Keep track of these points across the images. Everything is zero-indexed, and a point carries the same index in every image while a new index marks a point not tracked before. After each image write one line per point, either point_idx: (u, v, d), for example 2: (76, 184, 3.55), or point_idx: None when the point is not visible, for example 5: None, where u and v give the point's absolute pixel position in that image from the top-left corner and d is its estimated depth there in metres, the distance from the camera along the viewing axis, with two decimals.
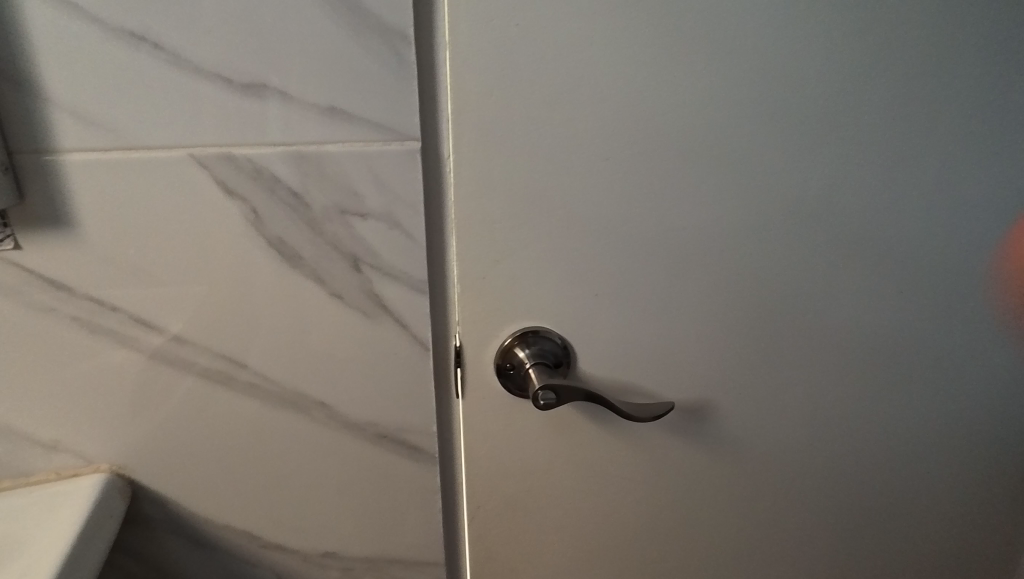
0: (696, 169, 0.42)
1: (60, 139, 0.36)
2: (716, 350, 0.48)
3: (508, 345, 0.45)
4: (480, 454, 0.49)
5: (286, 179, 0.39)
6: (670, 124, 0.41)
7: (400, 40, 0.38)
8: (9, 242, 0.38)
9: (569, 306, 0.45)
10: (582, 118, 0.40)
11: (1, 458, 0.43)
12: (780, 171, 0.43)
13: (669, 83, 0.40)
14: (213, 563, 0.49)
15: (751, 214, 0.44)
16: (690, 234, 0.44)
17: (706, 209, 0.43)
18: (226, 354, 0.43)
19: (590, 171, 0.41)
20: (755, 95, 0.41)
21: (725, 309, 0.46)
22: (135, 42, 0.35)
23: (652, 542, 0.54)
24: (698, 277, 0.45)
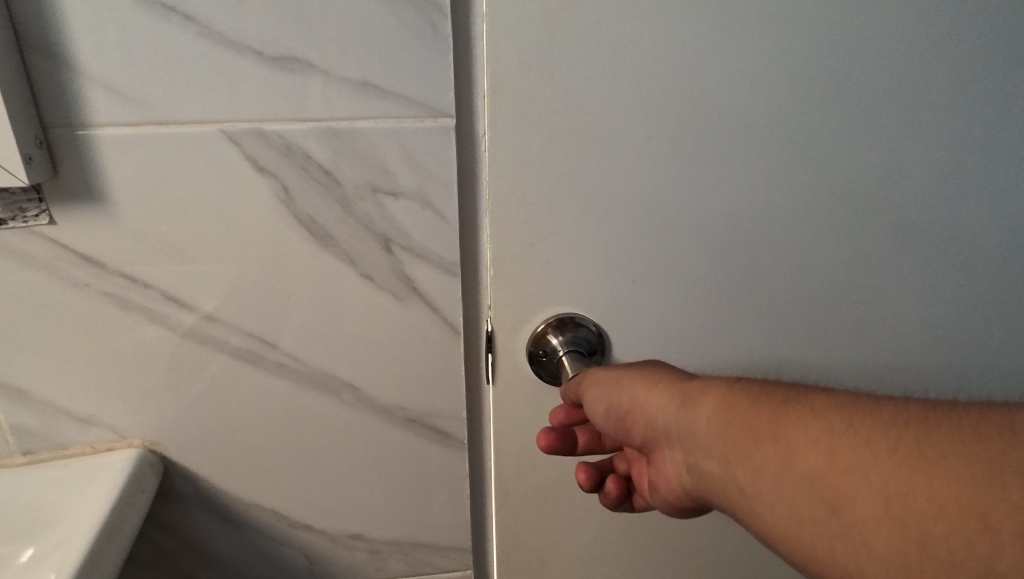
0: (745, 149, 0.40)
1: (93, 114, 0.36)
2: (760, 341, 0.45)
3: (541, 332, 0.44)
4: (510, 441, 0.48)
5: (318, 156, 0.38)
6: (719, 101, 0.38)
7: (435, 10, 0.36)
8: (45, 217, 0.38)
9: (607, 292, 0.43)
10: (625, 93, 0.38)
11: (39, 431, 0.44)
12: (834, 152, 0.40)
13: (721, 56, 0.37)
14: (242, 539, 0.50)
15: (803, 196, 0.41)
16: (736, 219, 0.41)
17: (754, 191, 0.41)
18: (256, 333, 0.43)
19: (634, 151, 0.39)
20: (810, 70, 0.38)
21: (770, 298, 0.44)
22: (167, 14, 0.35)
23: (686, 536, 0.52)
24: (744, 265, 0.43)
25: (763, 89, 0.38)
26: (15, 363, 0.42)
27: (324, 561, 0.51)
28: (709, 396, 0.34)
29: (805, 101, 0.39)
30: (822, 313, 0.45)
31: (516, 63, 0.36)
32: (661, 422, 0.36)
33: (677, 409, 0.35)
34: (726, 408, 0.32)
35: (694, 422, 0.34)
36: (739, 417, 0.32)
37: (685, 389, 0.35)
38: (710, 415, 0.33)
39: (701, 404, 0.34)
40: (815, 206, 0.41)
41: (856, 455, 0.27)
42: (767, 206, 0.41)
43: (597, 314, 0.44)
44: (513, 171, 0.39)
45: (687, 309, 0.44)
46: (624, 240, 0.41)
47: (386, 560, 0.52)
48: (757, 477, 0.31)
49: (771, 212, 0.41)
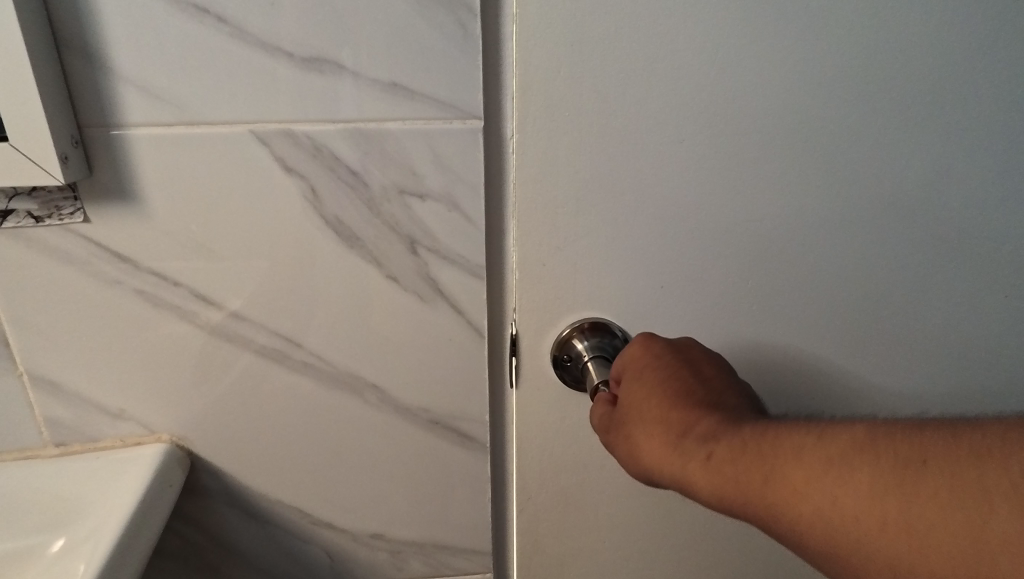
0: (780, 153, 0.38)
1: (127, 114, 0.36)
2: (792, 350, 0.44)
3: (566, 337, 0.43)
4: (532, 446, 0.47)
5: (346, 157, 0.38)
6: (754, 104, 0.37)
7: (465, 11, 0.36)
8: (80, 215, 0.39)
9: (634, 297, 0.42)
10: (657, 95, 0.37)
11: (72, 423, 0.45)
12: (873, 157, 0.39)
13: (755, 57, 0.36)
14: (265, 535, 0.50)
15: (839, 202, 0.40)
16: (769, 224, 0.40)
17: (789, 196, 0.40)
18: (282, 332, 0.43)
19: (664, 154, 0.38)
20: (849, 73, 0.37)
21: (803, 306, 0.43)
22: (200, 15, 0.35)
23: (710, 547, 0.51)
24: (776, 272, 0.42)
25: (799, 92, 0.37)
26: (50, 357, 0.42)
27: (346, 559, 0.52)
28: (706, 453, 0.32)
29: (843, 104, 0.37)
30: (858, 323, 0.43)
31: (545, 64, 0.36)
32: (662, 477, 0.34)
33: (673, 466, 0.33)
34: (726, 471, 0.31)
35: (692, 482, 0.32)
36: (743, 481, 0.30)
37: (679, 437, 0.33)
38: (710, 480, 0.31)
39: (699, 463, 0.32)
40: (852, 212, 0.40)
41: (865, 528, 0.27)
42: (801, 211, 0.40)
43: (624, 319, 0.43)
44: (541, 174, 0.39)
45: (716, 316, 0.43)
46: (653, 245, 0.41)
47: (407, 561, 0.52)
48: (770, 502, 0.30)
49: (805, 218, 0.40)
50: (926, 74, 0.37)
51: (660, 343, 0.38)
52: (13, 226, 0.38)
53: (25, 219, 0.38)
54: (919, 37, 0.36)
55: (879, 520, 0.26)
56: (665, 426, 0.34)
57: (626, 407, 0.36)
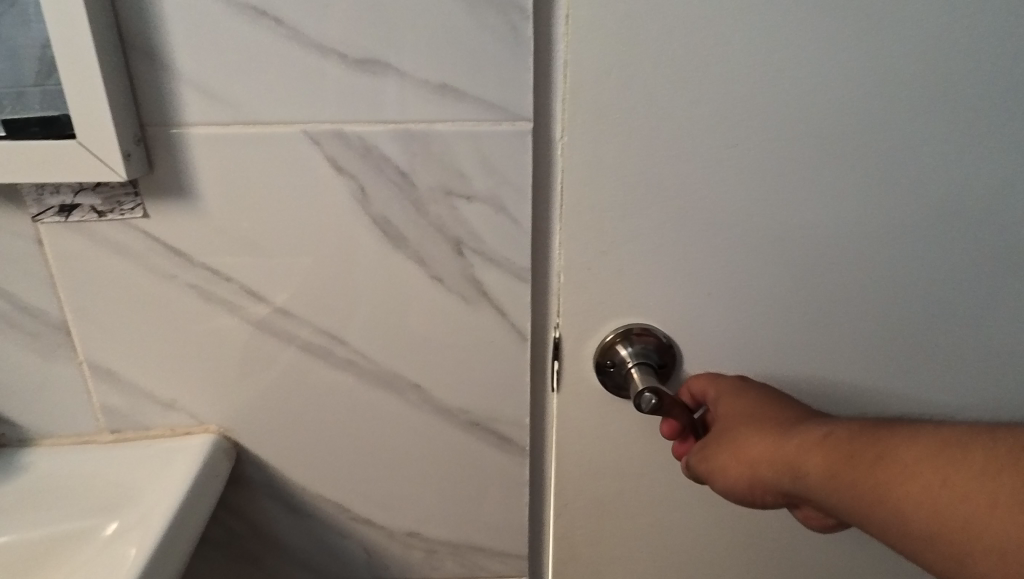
0: (838, 159, 0.37)
1: (186, 114, 0.37)
2: (844, 362, 0.42)
3: (610, 342, 0.43)
4: (572, 451, 0.47)
5: (395, 158, 0.38)
6: (813, 108, 0.36)
7: (517, 13, 0.35)
8: (140, 210, 0.40)
9: (680, 304, 0.41)
10: (711, 98, 0.36)
11: (126, 411, 0.46)
12: (938, 165, 0.37)
13: (815, 59, 0.35)
14: (304, 528, 0.51)
15: (901, 210, 0.38)
16: (825, 231, 0.39)
17: (847, 204, 0.38)
18: (326, 329, 0.44)
19: (716, 158, 0.37)
20: (917, 75, 0.35)
21: (859, 318, 0.41)
22: (258, 18, 0.36)
23: (751, 562, 0.50)
24: (831, 282, 0.40)
25: (863, 95, 0.36)
26: (108, 346, 0.44)
27: (383, 556, 0.52)
28: (819, 436, 0.34)
29: (909, 108, 0.36)
30: (916, 335, 0.42)
31: (596, 67, 0.35)
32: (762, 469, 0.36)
33: (780, 448, 0.35)
34: (837, 449, 0.33)
35: (800, 460, 0.34)
36: (853, 460, 0.32)
37: (789, 429, 0.36)
38: (819, 461, 0.33)
39: (809, 448, 0.34)
40: (915, 221, 0.38)
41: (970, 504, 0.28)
42: (860, 219, 0.39)
43: (668, 326, 0.42)
44: (589, 177, 0.38)
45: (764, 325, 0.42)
46: (701, 251, 0.40)
47: (443, 560, 0.52)
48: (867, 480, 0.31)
49: (863, 227, 0.39)
50: (999, 78, 0.35)
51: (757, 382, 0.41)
52: (77, 220, 0.40)
53: (88, 213, 0.40)
54: (994, 38, 0.35)
55: (993, 491, 0.28)
56: (774, 423, 0.37)
57: (729, 417, 0.39)
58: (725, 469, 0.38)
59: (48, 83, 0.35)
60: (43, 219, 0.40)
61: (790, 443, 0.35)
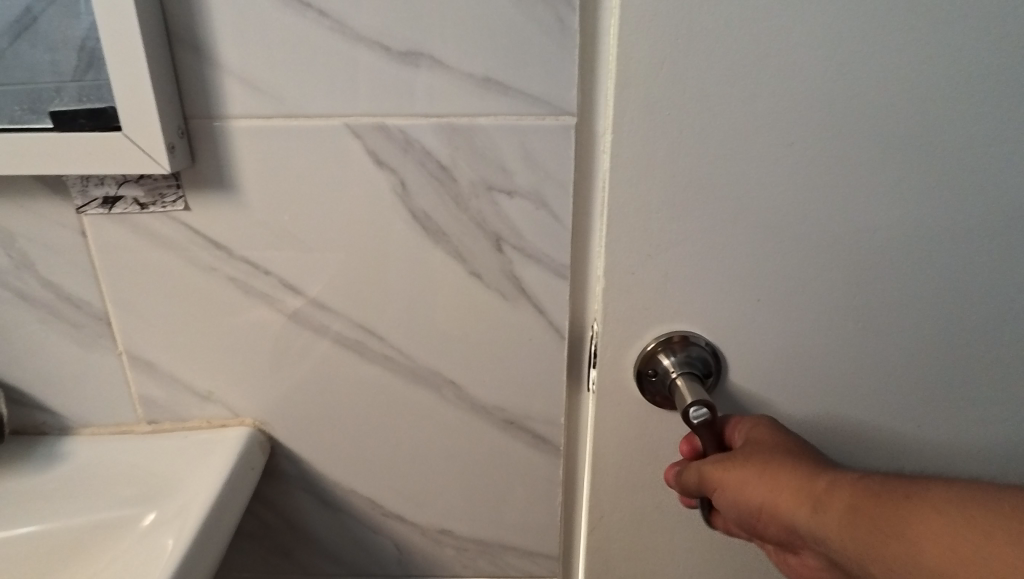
0: (905, 161, 0.35)
1: (230, 106, 0.37)
2: (902, 381, 0.40)
3: (651, 351, 0.41)
4: (609, 464, 0.45)
5: (437, 152, 0.38)
6: (877, 105, 0.34)
7: (564, 4, 0.35)
8: (181, 203, 0.40)
9: (729, 312, 0.39)
10: (768, 94, 0.34)
11: (164, 403, 0.47)
12: (1014, 165, 0.35)
13: (882, 54, 0.33)
14: (337, 523, 0.51)
15: (971, 217, 0.36)
16: (887, 239, 0.36)
17: (912, 207, 0.36)
18: (364, 324, 0.43)
19: (772, 157, 0.35)
20: (993, 68, 0.33)
21: (920, 328, 0.39)
22: (302, 10, 0.35)
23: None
24: (891, 290, 0.38)
25: (937, 93, 0.33)
26: (147, 338, 0.44)
27: (415, 553, 0.52)
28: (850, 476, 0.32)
29: (982, 106, 0.34)
30: (983, 353, 0.39)
31: (647, 62, 0.34)
32: (781, 499, 0.34)
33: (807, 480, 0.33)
34: (870, 490, 0.31)
35: (828, 493, 0.32)
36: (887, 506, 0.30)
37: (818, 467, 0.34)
38: (847, 497, 0.31)
39: (838, 485, 0.32)
40: (987, 228, 0.36)
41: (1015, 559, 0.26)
42: (926, 227, 0.36)
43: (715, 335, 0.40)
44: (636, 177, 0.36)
45: (820, 339, 0.39)
46: (752, 258, 0.38)
47: (474, 559, 0.52)
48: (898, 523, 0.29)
49: (929, 234, 0.36)
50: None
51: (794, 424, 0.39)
52: (120, 212, 0.40)
53: (131, 205, 0.40)
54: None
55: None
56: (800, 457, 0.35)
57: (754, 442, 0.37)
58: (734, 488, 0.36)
59: (87, 78, 0.36)
60: (88, 210, 0.40)
61: (818, 479, 0.33)
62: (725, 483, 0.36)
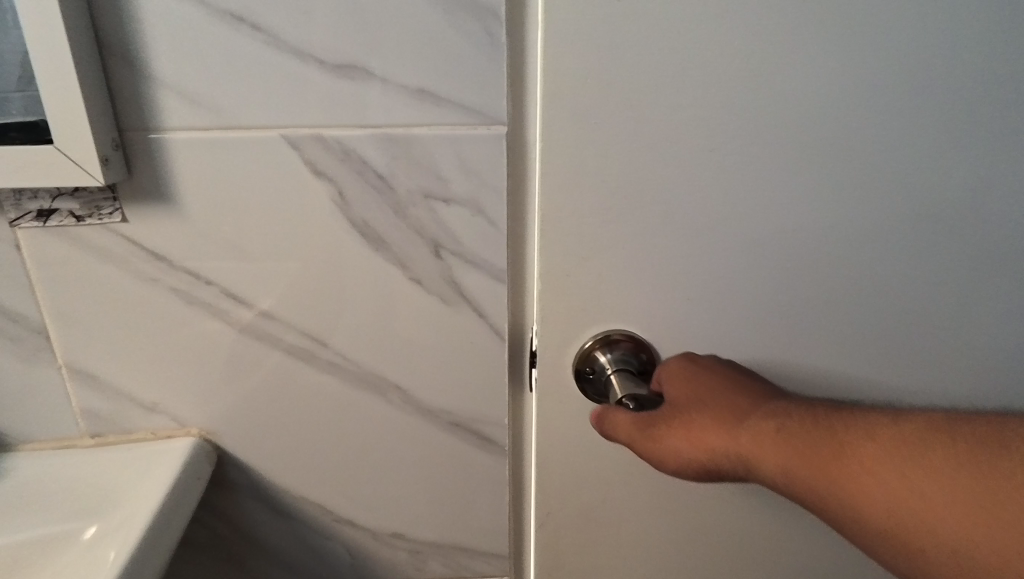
0: (815, 167, 0.37)
1: (165, 118, 0.38)
2: (824, 374, 0.42)
3: (588, 349, 0.42)
4: (555, 460, 0.47)
5: (374, 161, 0.39)
6: (790, 113, 0.36)
7: (492, 18, 0.36)
8: (119, 215, 0.40)
9: (661, 311, 0.41)
10: (688, 104, 0.36)
11: (107, 415, 0.46)
12: (917, 170, 0.37)
13: (790, 67, 0.35)
14: (289, 531, 0.51)
15: (878, 219, 0.38)
16: (803, 239, 0.39)
17: (825, 209, 0.38)
18: (309, 332, 0.44)
19: (693, 164, 0.37)
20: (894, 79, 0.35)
21: (840, 324, 0.41)
22: (235, 23, 0.36)
23: (734, 570, 0.50)
24: (811, 289, 0.40)
25: (841, 102, 0.35)
26: (88, 350, 0.44)
27: (367, 558, 0.52)
28: (772, 430, 0.36)
29: (884, 114, 0.36)
30: (897, 347, 0.41)
31: (571, 74, 0.35)
32: (722, 462, 0.38)
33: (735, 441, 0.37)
34: (794, 448, 0.35)
35: (758, 454, 0.36)
36: (823, 454, 0.34)
37: (743, 420, 0.37)
38: (775, 456, 0.35)
39: (764, 442, 0.36)
40: (893, 229, 0.38)
41: (920, 513, 0.30)
42: (838, 228, 0.38)
43: (648, 333, 0.42)
44: (566, 184, 0.38)
45: (745, 334, 0.41)
46: (681, 259, 0.39)
47: (427, 561, 0.52)
48: (824, 482, 0.33)
49: (841, 234, 0.38)
50: (975, 82, 0.35)
51: (704, 357, 0.41)
52: (56, 225, 0.40)
53: (67, 218, 0.40)
54: (968, 43, 0.34)
55: (937, 503, 0.30)
56: (726, 410, 0.38)
57: (679, 403, 0.39)
58: (679, 453, 0.39)
59: (33, 89, 0.35)
60: (22, 223, 0.40)
61: (745, 436, 0.37)
62: (668, 448, 0.39)
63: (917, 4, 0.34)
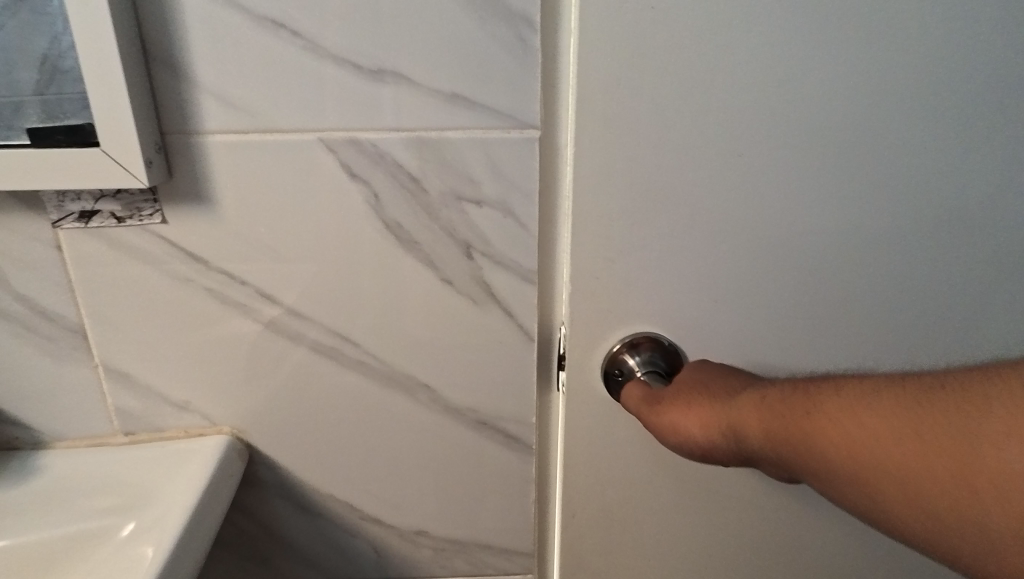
0: (840, 172, 0.38)
1: (206, 122, 0.39)
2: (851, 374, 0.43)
3: (616, 353, 0.43)
4: (580, 461, 0.47)
5: (408, 164, 0.40)
6: (813, 118, 0.37)
7: (525, 25, 0.37)
8: (157, 216, 0.41)
9: (687, 314, 0.42)
10: (713, 110, 0.37)
11: (140, 414, 0.47)
12: (941, 172, 0.38)
13: (813, 71, 0.36)
14: (315, 528, 0.52)
15: (900, 222, 0.39)
16: (827, 242, 0.39)
17: (847, 212, 0.39)
18: (340, 332, 0.45)
19: (721, 167, 0.38)
20: (917, 83, 0.36)
21: (865, 324, 0.41)
22: (275, 30, 0.37)
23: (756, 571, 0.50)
24: (835, 289, 0.40)
25: (863, 107, 0.36)
26: (124, 349, 0.45)
27: (392, 556, 0.53)
28: (757, 399, 0.36)
29: (909, 120, 0.37)
30: (922, 347, 0.42)
31: (604, 78, 0.36)
32: (713, 438, 0.38)
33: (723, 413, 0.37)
34: (776, 409, 0.35)
35: (743, 422, 0.36)
36: (806, 418, 0.33)
37: (733, 396, 0.38)
38: (758, 420, 0.35)
39: (748, 408, 0.36)
40: (914, 232, 0.39)
41: (890, 456, 0.29)
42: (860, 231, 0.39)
43: (674, 337, 0.42)
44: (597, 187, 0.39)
45: (768, 338, 0.42)
46: (707, 262, 0.40)
47: (451, 559, 0.53)
48: (806, 440, 0.33)
49: (864, 236, 0.39)
50: (999, 87, 0.36)
51: (719, 363, 0.42)
52: (96, 226, 0.41)
53: (108, 219, 0.41)
54: (991, 49, 0.35)
55: (903, 444, 0.29)
56: (717, 389, 0.39)
57: (684, 380, 0.40)
58: (677, 425, 0.39)
59: (62, 93, 0.36)
60: (63, 225, 0.41)
61: (733, 408, 0.37)
62: (668, 421, 0.39)
63: (939, 12, 0.35)
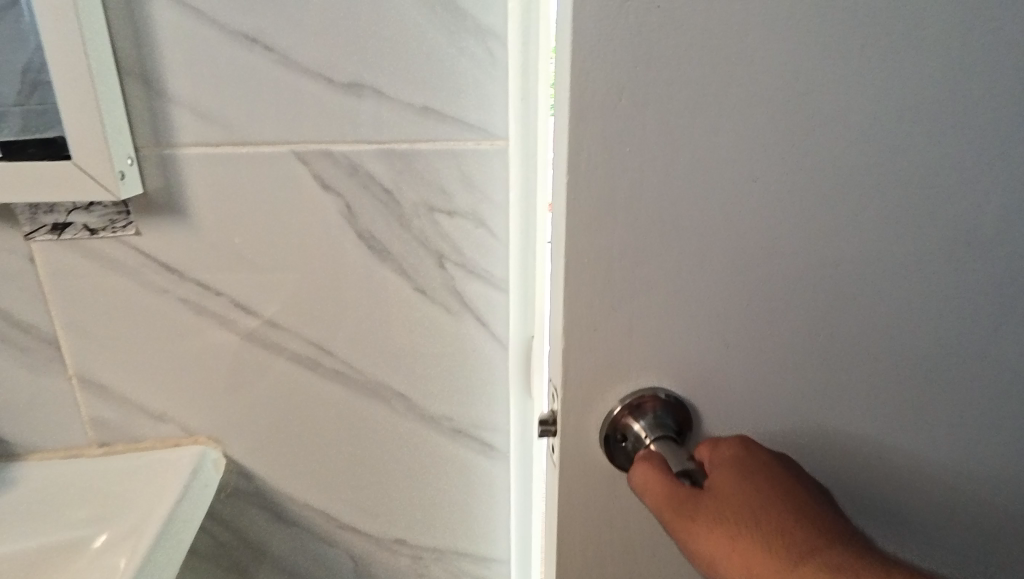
0: (886, 196, 0.32)
1: (180, 135, 0.39)
2: None
3: (618, 415, 0.36)
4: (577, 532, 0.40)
5: (380, 176, 0.40)
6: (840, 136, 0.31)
7: (495, 40, 0.38)
8: (132, 228, 0.41)
9: (700, 362, 0.35)
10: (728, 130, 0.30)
11: (116, 424, 0.47)
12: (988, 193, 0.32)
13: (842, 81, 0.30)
14: (292, 537, 0.52)
15: (948, 253, 0.33)
16: (864, 277, 0.33)
17: (884, 244, 0.33)
18: (316, 341, 0.45)
19: (737, 187, 0.32)
20: (958, 91, 0.30)
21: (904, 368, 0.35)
22: (248, 44, 0.37)
23: None
24: (869, 330, 0.34)
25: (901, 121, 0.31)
26: (98, 360, 0.45)
27: (370, 564, 0.53)
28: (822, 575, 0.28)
29: (965, 132, 0.31)
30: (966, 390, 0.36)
31: (604, 86, 0.30)
32: None
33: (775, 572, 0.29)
34: None
35: None
36: None
37: (789, 546, 0.30)
38: None
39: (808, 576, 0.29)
40: (965, 261, 0.33)
41: None
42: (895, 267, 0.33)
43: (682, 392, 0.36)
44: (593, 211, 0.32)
45: (791, 389, 0.36)
46: (721, 302, 0.34)
47: (429, 567, 0.53)
48: None
49: (903, 271, 0.33)
50: None
51: (764, 450, 0.34)
52: (70, 238, 0.41)
53: (81, 231, 0.41)
54: None
55: None
56: (772, 531, 0.30)
57: (731, 496, 0.32)
58: (713, 558, 0.31)
59: (36, 106, 0.37)
60: (37, 236, 0.41)
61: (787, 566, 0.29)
62: (700, 549, 0.31)
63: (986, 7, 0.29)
